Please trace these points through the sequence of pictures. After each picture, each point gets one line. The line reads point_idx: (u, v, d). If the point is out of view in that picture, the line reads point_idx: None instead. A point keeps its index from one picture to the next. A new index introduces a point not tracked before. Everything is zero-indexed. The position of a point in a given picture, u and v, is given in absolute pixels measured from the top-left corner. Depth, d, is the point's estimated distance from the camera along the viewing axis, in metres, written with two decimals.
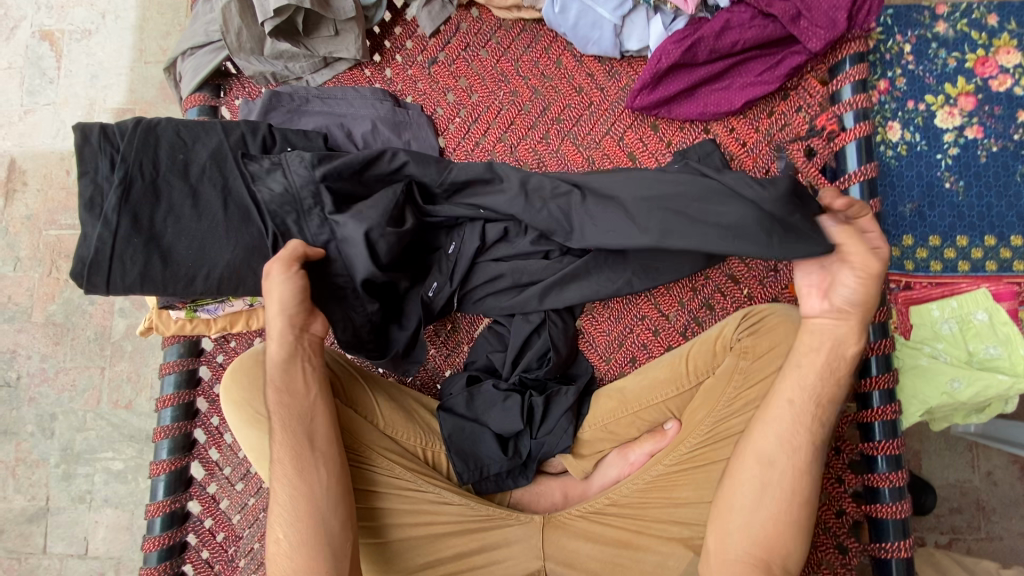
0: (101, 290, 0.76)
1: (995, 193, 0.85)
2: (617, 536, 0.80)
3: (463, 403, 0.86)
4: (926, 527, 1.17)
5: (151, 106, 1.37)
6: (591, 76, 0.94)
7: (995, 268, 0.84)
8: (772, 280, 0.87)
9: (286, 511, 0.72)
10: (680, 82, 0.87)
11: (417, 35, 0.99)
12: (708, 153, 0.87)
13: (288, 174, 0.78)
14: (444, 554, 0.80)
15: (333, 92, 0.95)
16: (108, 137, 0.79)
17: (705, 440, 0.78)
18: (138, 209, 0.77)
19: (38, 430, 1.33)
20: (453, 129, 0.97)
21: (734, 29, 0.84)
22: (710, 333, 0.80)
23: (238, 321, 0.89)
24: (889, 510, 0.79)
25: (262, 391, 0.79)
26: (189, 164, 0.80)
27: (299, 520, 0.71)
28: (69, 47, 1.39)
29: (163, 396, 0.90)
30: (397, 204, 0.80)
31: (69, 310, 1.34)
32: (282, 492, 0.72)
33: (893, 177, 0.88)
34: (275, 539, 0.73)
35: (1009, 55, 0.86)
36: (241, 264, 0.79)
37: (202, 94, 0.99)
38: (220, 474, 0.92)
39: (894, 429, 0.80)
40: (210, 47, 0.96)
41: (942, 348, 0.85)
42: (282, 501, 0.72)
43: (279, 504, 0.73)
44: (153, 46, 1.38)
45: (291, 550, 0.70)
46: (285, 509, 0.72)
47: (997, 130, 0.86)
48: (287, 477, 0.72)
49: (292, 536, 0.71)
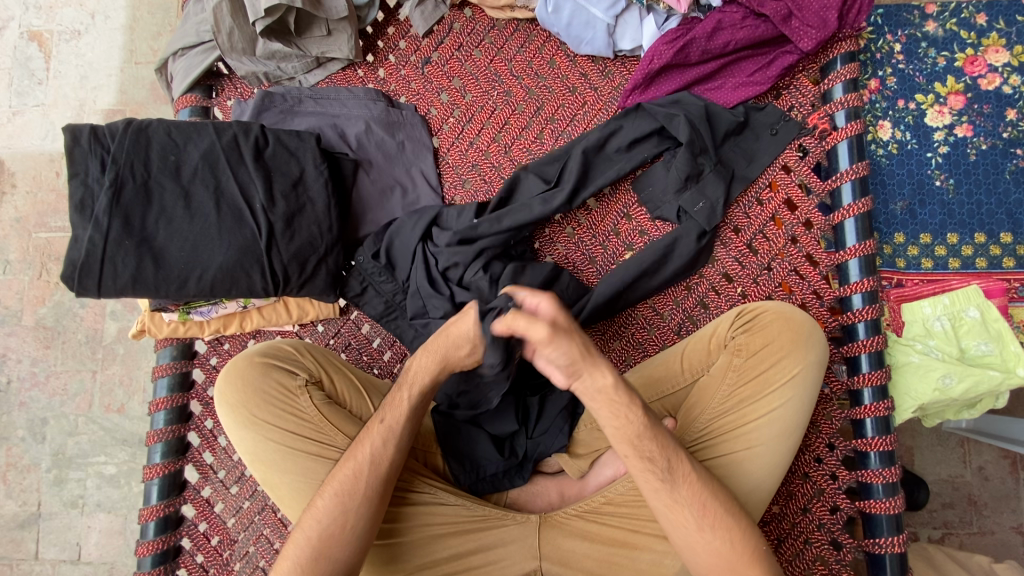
0: (92, 293, 0.76)
1: (985, 191, 0.86)
2: (615, 536, 0.79)
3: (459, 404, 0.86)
4: (919, 522, 1.18)
5: (143, 107, 1.36)
6: (584, 75, 0.94)
7: (985, 265, 0.85)
8: (766, 279, 0.88)
9: (356, 499, 0.70)
10: (672, 82, 0.88)
11: (410, 35, 0.99)
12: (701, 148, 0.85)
13: (379, 290, 0.89)
14: (440, 555, 0.80)
15: (326, 92, 0.94)
16: (99, 138, 0.78)
17: (701, 438, 0.78)
18: (131, 210, 0.76)
19: (29, 434, 1.32)
20: (447, 129, 0.97)
21: (727, 30, 0.85)
22: (705, 332, 0.82)
23: (231, 322, 0.89)
24: (882, 505, 0.80)
25: (265, 391, 0.78)
26: (181, 165, 0.79)
27: (376, 518, 0.71)
28: (58, 48, 1.37)
29: (156, 399, 0.90)
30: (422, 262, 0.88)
31: (60, 314, 1.33)
32: (369, 485, 0.71)
33: (885, 176, 0.89)
34: (331, 520, 0.70)
35: (997, 54, 0.87)
36: (234, 266, 0.78)
37: (193, 95, 0.98)
38: (215, 477, 0.91)
39: (886, 426, 0.81)
40: (201, 47, 0.96)
41: (933, 345, 0.83)
42: (367, 490, 0.71)
43: (353, 490, 0.71)
44: (143, 46, 1.37)
45: (351, 541, 0.70)
46: (368, 502, 0.71)
47: (986, 128, 0.86)
48: (381, 473, 0.71)
49: (358, 531, 0.70)
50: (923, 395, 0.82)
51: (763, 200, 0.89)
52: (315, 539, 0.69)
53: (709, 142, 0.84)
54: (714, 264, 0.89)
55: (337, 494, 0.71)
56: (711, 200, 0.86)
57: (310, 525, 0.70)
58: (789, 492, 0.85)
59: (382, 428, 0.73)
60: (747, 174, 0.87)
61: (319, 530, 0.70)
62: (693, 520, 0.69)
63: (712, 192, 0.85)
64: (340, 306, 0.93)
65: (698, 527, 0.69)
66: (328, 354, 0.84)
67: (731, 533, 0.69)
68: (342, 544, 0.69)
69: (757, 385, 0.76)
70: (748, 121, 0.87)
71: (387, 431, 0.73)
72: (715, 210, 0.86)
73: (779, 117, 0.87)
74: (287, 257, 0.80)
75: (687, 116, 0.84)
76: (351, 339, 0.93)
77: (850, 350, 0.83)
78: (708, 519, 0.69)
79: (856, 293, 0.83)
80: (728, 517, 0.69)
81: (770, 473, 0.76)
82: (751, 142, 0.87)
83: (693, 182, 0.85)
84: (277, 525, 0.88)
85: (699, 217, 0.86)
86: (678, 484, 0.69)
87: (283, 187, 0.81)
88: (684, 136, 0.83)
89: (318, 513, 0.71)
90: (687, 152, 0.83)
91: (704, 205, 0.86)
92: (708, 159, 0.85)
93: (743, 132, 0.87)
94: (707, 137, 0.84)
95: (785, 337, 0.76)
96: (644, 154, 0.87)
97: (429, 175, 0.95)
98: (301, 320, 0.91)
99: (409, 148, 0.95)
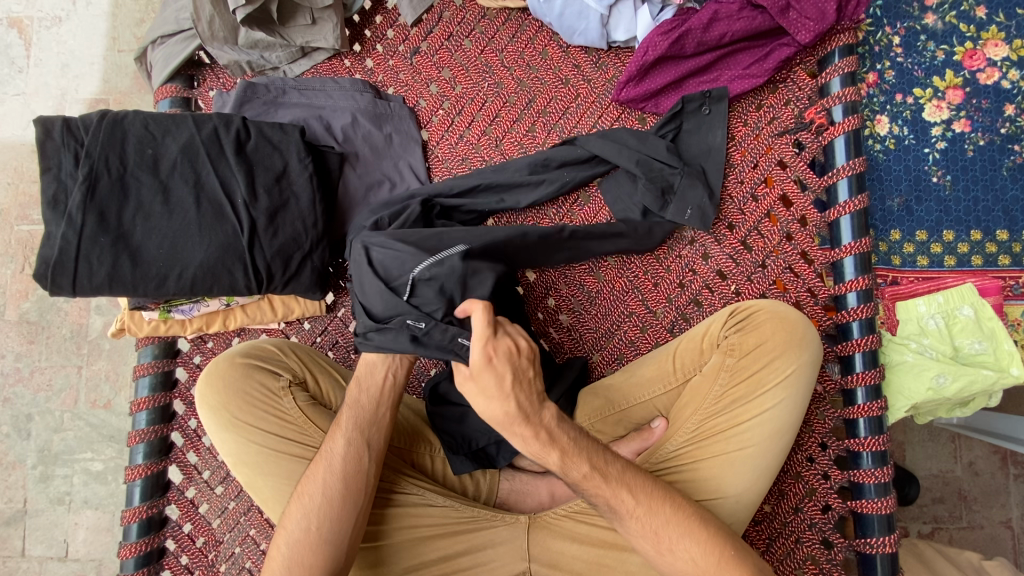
0: (67, 291, 0.74)
1: (982, 187, 0.84)
2: (604, 537, 0.78)
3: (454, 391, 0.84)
4: (909, 516, 1.19)
5: (126, 97, 1.33)
6: (577, 67, 0.92)
7: (981, 263, 0.84)
8: (760, 276, 0.87)
9: (320, 502, 0.69)
10: (667, 74, 0.85)
11: (398, 24, 0.96)
12: (657, 149, 0.85)
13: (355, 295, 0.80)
14: (428, 558, 0.78)
15: (311, 83, 0.92)
16: (72, 131, 0.75)
17: (692, 438, 0.77)
18: (105, 207, 0.74)
19: (13, 431, 1.30)
20: (436, 122, 0.95)
21: (723, 21, 0.82)
22: (697, 331, 0.80)
23: (213, 321, 0.86)
24: (874, 505, 0.80)
25: (234, 397, 0.77)
26: (159, 159, 0.77)
27: (343, 520, 0.69)
28: (37, 35, 1.33)
29: (137, 399, 0.88)
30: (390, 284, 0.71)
31: (43, 309, 1.30)
32: (330, 486, 0.69)
33: (882, 172, 0.87)
34: (298, 524, 0.69)
35: (997, 47, 0.84)
36: (215, 263, 0.76)
37: (174, 86, 0.95)
38: (199, 477, 0.90)
39: (880, 426, 0.80)
40: (182, 35, 0.92)
41: (928, 345, 0.82)
42: (327, 493, 0.69)
43: (317, 493, 0.70)
44: (126, 34, 1.33)
45: (320, 546, 0.68)
46: (333, 502, 0.69)
47: (984, 123, 0.84)
48: (338, 471, 0.70)
49: (326, 533, 0.68)
50: (917, 395, 0.82)
51: (758, 196, 0.87)
52: (287, 545, 0.68)
53: (666, 158, 0.84)
54: (708, 260, 0.88)
55: (303, 498, 0.70)
56: (672, 204, 0.85)
57: (283, 532, 0.70)
58: (780, 491, 0.85)
59: (335, 427, 0.73)
60: (716, 163, 0.86)
61: (289, 536, 0.69)
62: (657, 515, 0.69)
63: (693, 197, 0.85)
64: (327, 304, 0.91)
65: (658, 551, 0.69)
66: (307, 353, 0.83)
67: (698, 554, 0.67)
68: (312, 548, 0.68)
69: (750, 386, 0.75)
70: (681, 122, 0.87)
71: (335, 428, 0.72)
72: (704, 212, 0.85)
73: (704, 97, 0.85)
74: (273, 252, 0.78)
75: (603, 134, 0.87)
76: (338, 336, 0.92)
77: (844, 349, 0.82)
78: (680, 544, 0.68)
79: (850, 292, 0.81)
80: (710, 534, 0.68)
81: (759, 477, 0.75)
82: (702, 134, 0.87)
83: (669, 196, 0.85)
84: (263, 526, 0.87)
85: (694, 224, 0.85)
86: (625, 520, 0.69)
87: (265, 182, 0.78)
88: (634, 169, 0.84)
89: (288, 520, 0.70)
90: (645, 179, 0.84)
91: (692, 211, 0.85)
92: (672, 171, 0.84)
93: (682, 133, 0.87)
94: (661, 154, 0.84)
95: (777, 338, 0.75)
96: (596, 168, 0.88)
97: (417, 168, 0.93)
98: (286, 318, 0.89)
99: (396, 141, 0.93)
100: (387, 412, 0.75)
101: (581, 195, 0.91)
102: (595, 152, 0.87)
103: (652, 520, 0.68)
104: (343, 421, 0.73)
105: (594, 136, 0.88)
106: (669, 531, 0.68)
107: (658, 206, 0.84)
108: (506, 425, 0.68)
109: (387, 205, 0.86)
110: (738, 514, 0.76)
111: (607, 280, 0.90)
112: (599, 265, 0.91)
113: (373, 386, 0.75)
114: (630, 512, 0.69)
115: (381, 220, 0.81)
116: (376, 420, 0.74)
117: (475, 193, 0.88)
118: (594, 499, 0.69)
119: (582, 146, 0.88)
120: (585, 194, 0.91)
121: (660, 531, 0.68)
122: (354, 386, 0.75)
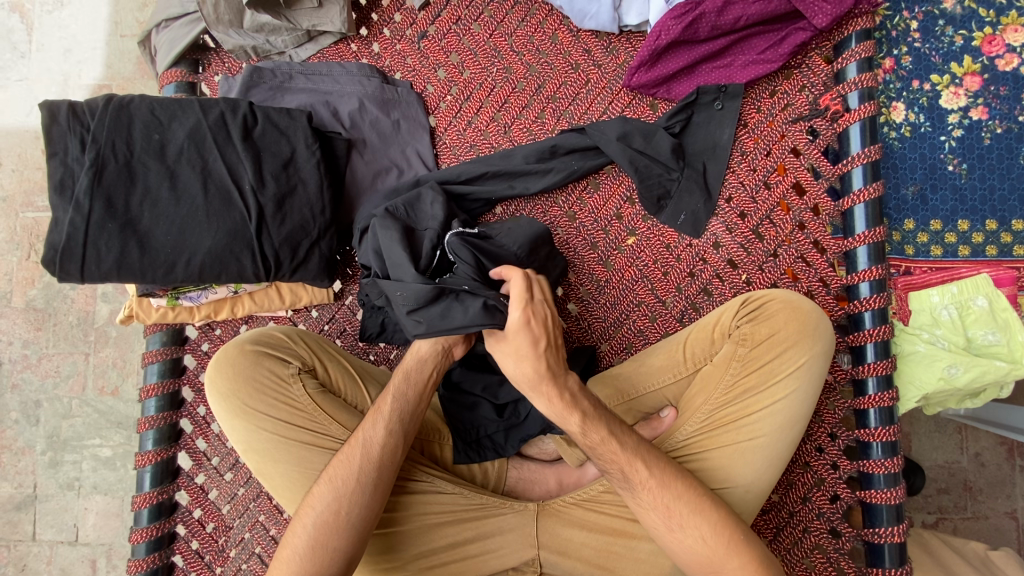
0: (75, 278, 0.73)
1: (998, 176, 0.83)
2: (612, 525, 0.78)
3: (467, 382, 0.84)
4: (914, 507, 1.19)
5: (130, 83, 1.32)
6: (588, 52, 0.90)
7: (995, 253, 0.83)
8: (771, 266, 0.86)
9: (350, 486, 0.69)
10: (679, 60, 0.84)
11: (405, 7, 0.94)
12: (658, 144, 0.84)
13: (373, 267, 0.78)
14: (438, 545, 0.78)
15: (317, 67, 0.91)
16: (77, 116, 0.74)
17: (703, 427, 0.77)
18: (112, 192, 0.73)
19: (22, 417, 1.30)
20: (444, 108, 0.93)
21: (738, 4, 0.79)
22: (710, 319, 0.80)
23: (222, 309, 0.86)
24: (883, 496, 0.79)
25: (251, 382, 0.77)
26: (166, 145, 0.76)
27: (371, 505, 0.69)
28: (39, 20, 1.31)
29: (146, 386, 0.88)
30: (420, 260, 0.75)
31: (49, 296, 1.30)
32: (364, 472, 0.70)
33: (896, 160, 0.86)
34: (325, 505, 0.69)
35: (1017, 33, 0.82)
36: (223, 250, 0.76)
37: (179, 69, 0.94)
38: (209, 464, 0.90)
39: (891, 416, 0.80)
40: (187, 19, 0.92)
41: (940, 335, 0.82)
42: (360, 477, 0.70)
43: (348, 478, 0.70)
44: (129, 18, 1.31)
45: (346, 531, 0.68)
46: (363, 488, 0.69)
47: (1002, 111, 0.83)
48: (374, 459, 0.70)
49: (354, 519, 0.68)
50: (928, 384, 0.81)
51: (770, 184, 0.86)
52: (312, 526, 0.68)
53: (666, 162, 0.84)
54: (718, 249, 0.87)
55: (332, 478, 0.70)
56: (665, 214, 0.86)
57: (307, 511, 0.69)
58: (788, 481, 0.85)
59: (373, 413, 0.73)
60: (718, 162, 0.86)
61: (315, 515, 0.69)
62: (661, 502, 0.69)
63: (688, 202, 0.86)
64: (334, 291, 0.91)
65: (672, 528, 0.69)
66: (325, 344, 0.82)
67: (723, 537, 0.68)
68: (341, 531, 0.68)
69: (761, 376, 0.75)
70: (691, 113, 0.86)
71: (377, 413, 0.72)
72: (697, 218, 0.86)
73: (717, 90, 0.84)
74: (281, 238, 0.78)
75: (615, 121, 0.85)
76: (346, 324, 0.92)
77: (855, 339, 0.81)
78: (710, 519, 0.68)
79: (863, 282, 0.80)
80: (721, 521, 0.68)
81: (767, 466, 0.75)
82: (710, 129, 0.86)
83: (665, 201, 0.86)
84: (272, 512, 0.87)
85: (684, 230, 0.87)
86: (653, 492, 0.69)
87: (273, 169, 0.78)
88: (628, 170, 0.84)
89: (315, 498, 0.70)
90: (640, 182, 0.84)
91: (685, 217, 0.86)
92: (671, 175, 0.85)
93: (691, 124, 0.86)
94: (660, 156, 0.84)
95: (792, 329, 0.74)
96: (602, 157, 0.87)
97: (424, 155, 0.92)
98: (293, 305, 0.89)
99: (404, 127, 0.92)
100: (424, 406, 0.75)
101: (589, 182, 0.91)
102: (598, 144, 0.86)
103: (681, 496, 0.69)
104: (379, 408, 0.73)
105: (605, 125, 0.85)
106: (692, 505, 0.69)
107: (653, 208, 0.86)
108: (545, 382, 0.69)
109: (394, 194, 0.85)
110: (748, 503, 0.76)
111: (617, 269, 0.90)
112: (609, 253, 0.90)
113: (412, 383, 0.74)
114: (646, 483, 0.69)
115: (395, 208, 0.79)
116: (415, 413, 0.74)
117: (480, 180, 0.89)
118: (621, 465, 0.70)
119: (590, 137, 0.87)
120: (594, 181, 0.90)
121: (672, 506, 0.69)
122: (400, 376, 0.74)
